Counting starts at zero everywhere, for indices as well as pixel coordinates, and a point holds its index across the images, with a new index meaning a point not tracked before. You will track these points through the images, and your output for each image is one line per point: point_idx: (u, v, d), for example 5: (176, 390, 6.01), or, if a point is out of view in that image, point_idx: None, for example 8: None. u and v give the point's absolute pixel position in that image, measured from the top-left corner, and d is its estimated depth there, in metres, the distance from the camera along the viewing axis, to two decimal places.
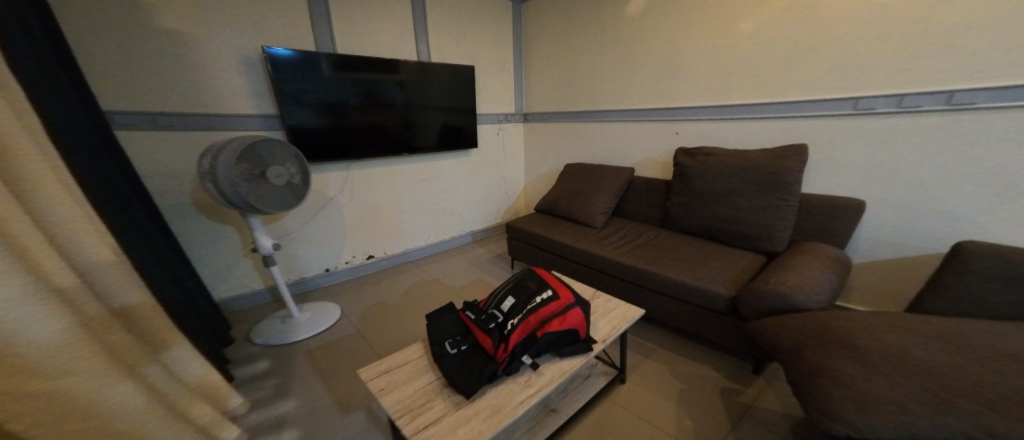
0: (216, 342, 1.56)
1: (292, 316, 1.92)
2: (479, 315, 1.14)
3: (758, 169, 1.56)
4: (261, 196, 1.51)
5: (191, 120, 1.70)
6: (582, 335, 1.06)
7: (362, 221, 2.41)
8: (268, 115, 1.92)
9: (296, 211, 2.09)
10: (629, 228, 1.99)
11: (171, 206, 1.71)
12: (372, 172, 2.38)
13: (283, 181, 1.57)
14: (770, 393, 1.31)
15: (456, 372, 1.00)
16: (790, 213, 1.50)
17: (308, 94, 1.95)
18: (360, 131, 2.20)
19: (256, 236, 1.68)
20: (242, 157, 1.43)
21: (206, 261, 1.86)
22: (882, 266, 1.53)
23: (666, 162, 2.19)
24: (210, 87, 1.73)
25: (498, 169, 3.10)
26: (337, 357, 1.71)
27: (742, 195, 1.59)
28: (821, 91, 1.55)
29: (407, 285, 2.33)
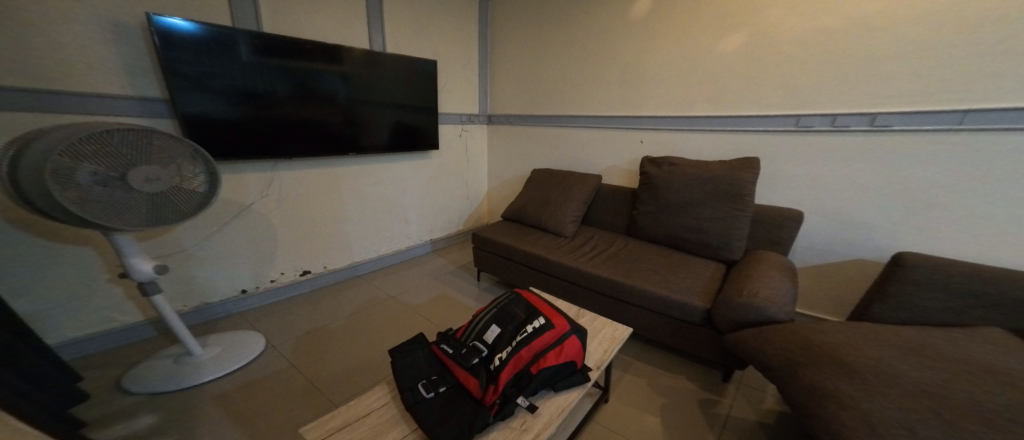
0: (49, 402, 1.15)
1: (191, 353, 1.52)
2: (459, 349, 0.98)
3: (717, 181, 1.62)
4: (109, 205, 1.15)
5: (17, 97, 1.27)
6: (579, 365, 0.99)
7: (296, 231, 2.06)
8: (149, 98, 1.51)
9: (191, 223, 1.67)
10: (599, 237, 1.99)
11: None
12: (306, 174, 2.03)
13: (143, 184, 1.21)
14: (747, 401, 1.37)
15: (437, 423, 0.83)
16: (744, 222, 1.58)
17: (218, 80, 1.60)
18: (290, 126, 1.86)
19: (128, 259, 1.32)
20: (92, 153, 1.10)
21: (36, 290, 1.40)
22: (821, 271, 1.68)
23: (631, 171, 2.23)
24: (48, 56, 1.30)
25: (457, 173, 2.91)
26: (252, 401, 1.39)
27: (703, 205, 1.64)
28: (770, 108, 1.67)
29: (355, 304, 2.03)
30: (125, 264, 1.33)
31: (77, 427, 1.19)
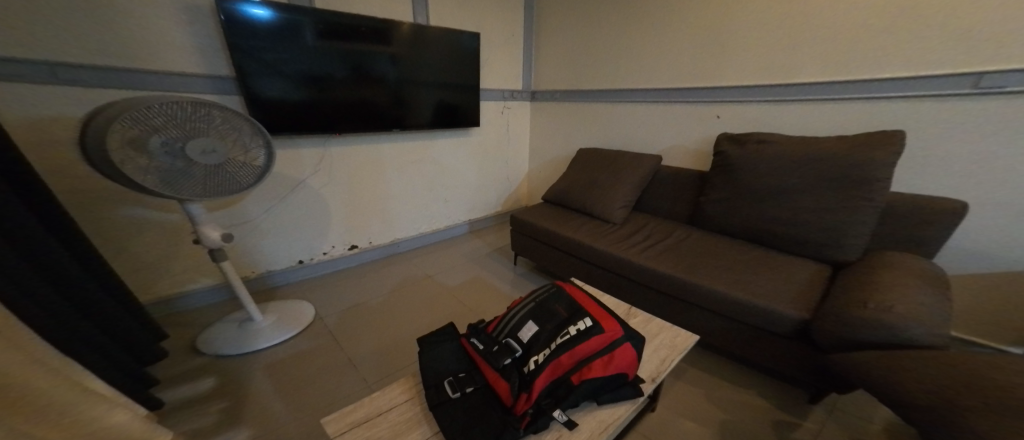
0: (131, 360, 1.25)
1: (251, 320, 1.61)
2: (490, 346, 0.86)
3: (827, 163, 1.27)
4: (174, 176, 1.20)
5: (107, 76, 1.35)
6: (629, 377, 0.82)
7: (346, 207, 2.08)
8: (220, 77, 1.56)
9: (256, 195, 1.74)
10: (655, 226, 1.73)
11: (69, 186, 1.37)
12: (354, 150, 2.02)
13: (201, 155, 1.22)
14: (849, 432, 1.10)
15: (460, 430, 0.73)
16: (871, 215, 1.20)
17: (289, 65, 1.64)
18: (348, 109, 1.87)
19: (199, 226, 1.36)
20: (152, 125, 1.11)
21: (134, 253, 1.55)
22: (976, 279, 1.32)
23: (700, 149, 1.92)
24: (132, 35, 1.37)
25: (498, 153, 2.80)
26: (300, 371, 1.43)
27: (800, 192, 1.32)
28: (931, 67, 1.25)
29: (394, 281, 2.04)
30: (197, 230, 1.37)
31: (149, 385, 1.28)
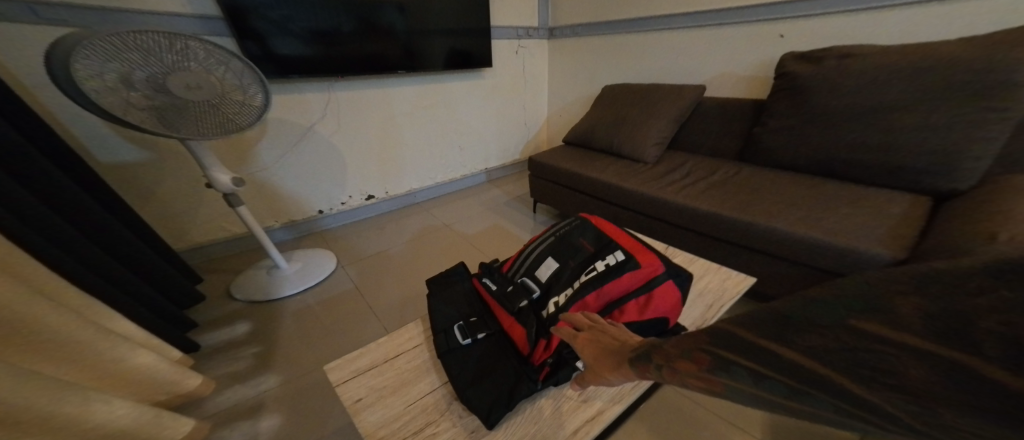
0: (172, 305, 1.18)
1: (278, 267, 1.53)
2: (505, 288, 0.78)
3: (949, 67, 0.98)
4: (161, 114, 1.06)
5: (88, 17, 1.20)
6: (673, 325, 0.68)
7: (359, 157, 1.98)
8: (208, 17, 1.40)
9: (269, 142, 1.65)
10: (695, 163, 1.52)
11: (71, 123, 1.24)
12: (362, 93, 1.88)
13: (191, 92, 1.09)
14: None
15: (468, 379, 0.65)
16: (1001, 133, 0.93)
17: (296, 23, 1.53)
18: (360, 68, 1.76)
19: (207, 169, 1.24)
20: (130, 57, 0.96)
21: (162, 200, 1.46)
22: None
23: (754, 76, 1.63)
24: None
25: (516, 97, 2.58)
26: (327, 318, 1.36)
27: (903, 109, 1.04)
28: None
29: (413, 231, 1.96)
30: (206, 173, 1.26)
31: (185, 328, 1.22)
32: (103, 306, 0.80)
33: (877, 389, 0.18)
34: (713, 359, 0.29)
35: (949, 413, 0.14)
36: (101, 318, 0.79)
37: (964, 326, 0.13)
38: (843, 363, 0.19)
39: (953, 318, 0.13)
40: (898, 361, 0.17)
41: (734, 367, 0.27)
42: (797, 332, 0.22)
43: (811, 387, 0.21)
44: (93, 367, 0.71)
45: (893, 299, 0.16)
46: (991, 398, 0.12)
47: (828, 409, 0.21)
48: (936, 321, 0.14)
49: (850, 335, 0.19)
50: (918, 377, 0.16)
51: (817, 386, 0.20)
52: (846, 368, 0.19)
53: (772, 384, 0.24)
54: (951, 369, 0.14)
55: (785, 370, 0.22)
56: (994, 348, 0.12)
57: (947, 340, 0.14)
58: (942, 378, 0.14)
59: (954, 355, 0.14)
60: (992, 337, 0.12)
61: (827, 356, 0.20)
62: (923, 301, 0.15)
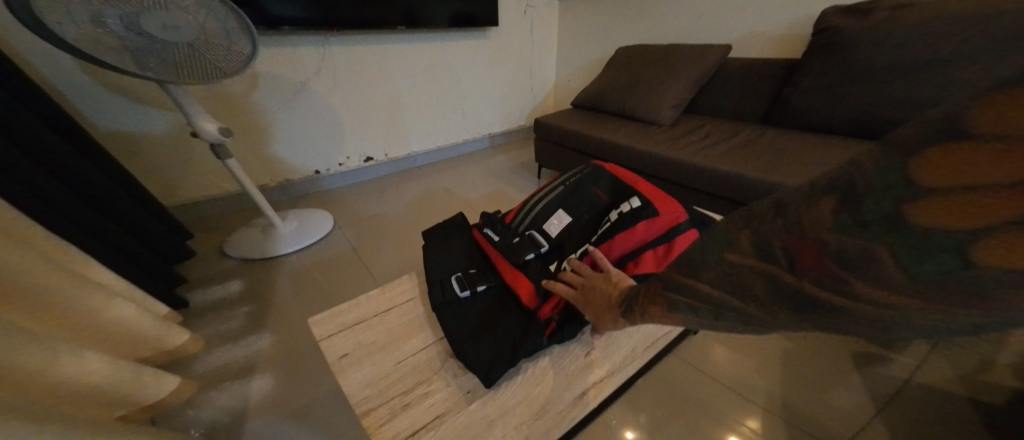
0: (160, 261, 1.14)
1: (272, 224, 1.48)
2: (510, 239, 0.74)
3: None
4: (135, 55, 0.96)
5: None
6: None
7: (356, 117, 1.89)
8: None
9: (263, 95, 1.56)
10: (714, 126, 1.42)
11: (44, 66, 1.14)
12: (359, 50, 1.75)
13: (168, 34, 0.98)
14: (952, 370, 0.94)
15: (465, 334, 0.60)
16: None
17: None
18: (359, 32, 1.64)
19: (189, 114, 1.16)
20: None
21: (147, 154, 1.39)
22: None
23: (787, 35, 1.49)
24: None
25: (523, 60, 2.44)
26: (326, 278, 1.33)
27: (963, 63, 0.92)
28: None
29: (414, 195, 1.90)
30: (189, 120, 1.18)
31: (175, 285, 1.18)
32: (82, 254, 0.76)
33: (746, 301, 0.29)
34: (665, 301, 0.39)
35: (778, 309, 0.27)
36: (79, 266, 0.75)
37: (770, 256, 0.28)
38: (731, 292, 0.31)
39: (766, 254, 0.28)
40: (741, 275, 0.30)
41: (679, 306, 0.37)
42: (703, 269, 0.34)
43: (722, 310, 0.32)
44: (69, 322, 0.67)
45: (741, 255, 0.30)
46: (788, 291, 0.27)
47: (735, 323, 0.32)
48: (756, 257, 0.29)
49: (727, 264, 0.31)
50: (763, 291, 0.28)
51: (725, 310, 0.32)
52: (731, 293, 0.31)
53: (701, 313, 0.35)
54: (778, 284, 0.27)
55: (704, 301, 0.34)
56: (783, 257, 0.27)
57: (766, 260, 0.28)
58: (770, 290, 0.28)
59: (760, 273, 0.29)
60: (789, 264, 0.27)
61: (716, 288, 0.32)
62: (748, 249, 0.30)
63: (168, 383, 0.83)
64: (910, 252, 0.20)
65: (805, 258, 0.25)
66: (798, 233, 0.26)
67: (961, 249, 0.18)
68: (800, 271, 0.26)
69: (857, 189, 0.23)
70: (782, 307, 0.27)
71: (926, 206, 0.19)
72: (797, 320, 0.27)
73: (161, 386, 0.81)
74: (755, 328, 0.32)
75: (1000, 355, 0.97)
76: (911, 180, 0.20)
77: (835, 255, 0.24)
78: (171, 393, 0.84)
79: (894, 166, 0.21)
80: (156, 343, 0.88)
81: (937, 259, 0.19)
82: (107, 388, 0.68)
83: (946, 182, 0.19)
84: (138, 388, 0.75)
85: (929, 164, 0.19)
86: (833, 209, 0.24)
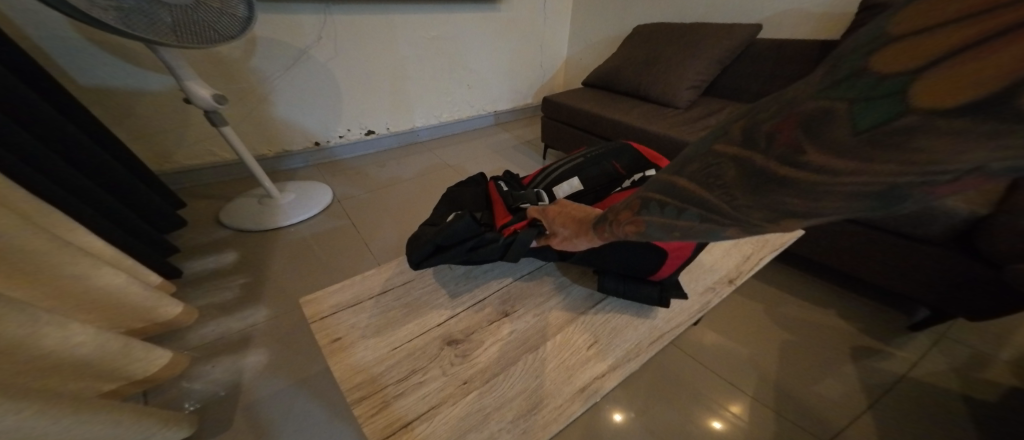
0: (150, 229, 1.11)
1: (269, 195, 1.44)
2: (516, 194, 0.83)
3: None
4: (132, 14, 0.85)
5: None
6: (665, 260, 0.64)
7: (359, 87, 1.81)
8: None
9: (261, 60, 1.49)
10: (734, 110, 1.35)
11: (25, 20, 1.06)
12: (365, 16, 1.66)
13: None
14: (948, 362, 0.91)
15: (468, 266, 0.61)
16: None
17: None
18: None
19: (182, 80, 1.08)
20: None
21: (139, 117, 1.34)
22: None
23: (826, 14, 1.39)
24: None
25: (534, 34, 2.32)
26: (325, 250, 1.30)
27: None
28: None
29: (416, 170, 1.84)
30: (182, 87, 1.11)
31: (167, 255, 1.16)
32: (68, 219, 0.73)
33: (714, 188, 0.34)
34: (640, 204, 0.44)
35: (738, 192, 0.31)
36: (64, 230, 0.72)
37: (753, 141, 0.30)
38: (706, 181, 0.34)
39: (749, 140, 0.31)
40: (719, 163, 0.33)
41: (651, 203, 0.41)
42: (688, 163, 0.37)
43: (690, 205, 0.36)
44: (56, 289, 0.65)
45: (728, 143, 0.33)
46: (754, 172, 0.30)
47: (693, 220, 0.37)
48: (739, 145, 0.32)
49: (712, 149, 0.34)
50: (729, 178, 0.32)
51: (693, 202, 0.36)
52: (704, 183, 0.35)
53: (669, 209, 0.39)
54: (743, 166, 0.31)
55: (676, 197, 0.38)
56: (762, 139, 0.30)
57: (743, 145, 0.31)
58: (738, 173, 0.31)
59: (737, 159, 0.31)
60: (766, 145, 0.30)
61: (695, 181, 0.35)
62: (736, 136, 0.32)
63: (161, 355, 0.81)
64: (865, 103, 0.24)
65: (781, 135, 0.28)
66: (784, 113, 0.29)
67: (905, 93, 0.23)
68: (771, 151, 0.29)
69: (839, 59, 0.27)
70: (742, 188, 0.31)
71: (885, 55, 0.24)
72: (754, 206, 0.31)
73: (152, 356, 0.79)
74: (713, 227, 0.36)
75: (1000, 347, 0.93)
76: (895, 35, 0.24)
77: (805, 123, 0.27)
78: (165, 367, 0.82)
79: (881, 34, 0.24)
80: (144, 314, 0.85)
81: (888, 106, 0.24)
82: (90, 359, 0.65)
83: (925, 22, 0.23)
84: (128, 360, 0.73)
85: (914, 14, 0.23)
86: (824, 76, 0.27)
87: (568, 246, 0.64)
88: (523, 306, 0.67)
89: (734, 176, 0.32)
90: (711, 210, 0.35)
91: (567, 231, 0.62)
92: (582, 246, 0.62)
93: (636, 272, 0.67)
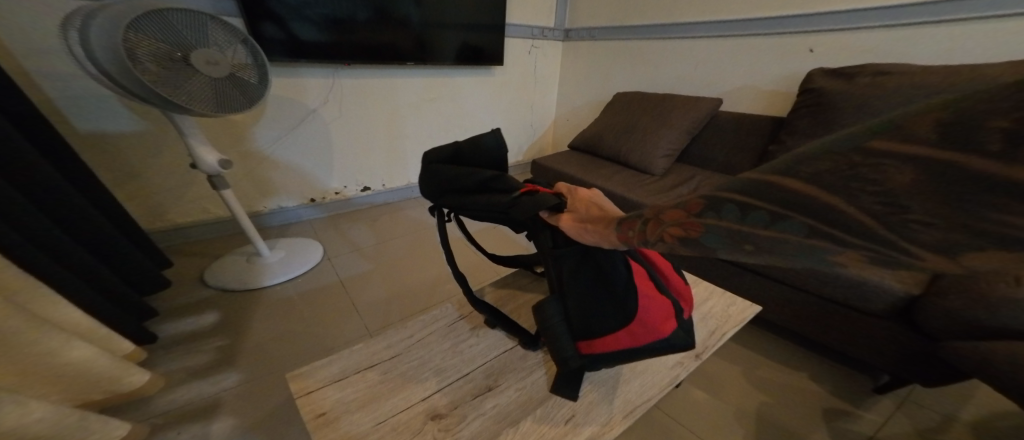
0: (133, 292, 1.12)
1: (259, 254, 1.46)
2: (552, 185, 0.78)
3: None
4: (185, 89, 0.96)
5: None
6: (616, 333, 0.60)
7: (358, 144, 1.91)
8: None
9: (267, 123, 1.59)
10: (703, 178, 1.47)
11: (56, 94, 1.18)
12: (368, 81, 1.81)
13: (215, 71, 1.01)
14: (916, 426, 0.93)
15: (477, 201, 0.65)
16: None
17: (310, 7, 1.47)
18: (369, 55, 1.70)
19: (192, 147, 1.16)
20: (145, 33, 0.85)
21: (146, 179, 1.41)
22: None
23: (777, 92, 1.58)
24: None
25: (524, 98, 2.53)
26: (308, 311, 1.30)
27: None
28: None
29: (406, 226, 1.90)
30: (191, 154, 1.18)
31: (148, 317, 1.16)
32: (50, 292, 0.74)
33: (864, 197, 0.25)
34: (705, 201, 0.35)
35: (921, 200, 0.23)
36: (43, 303, 0.72)
37: (969, 140, 0.20)
38: (849, 190, 0.26)
39: (961, 138, 0.20)
40: (881, 167, 0.24)
41: (726, 205, 0.33)
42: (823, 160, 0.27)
43: (796, 214, 0.29)
44: (41, 354, 0.66)
45: (905, 140, 0.23)
46: (955, 180, 0.21)
47: (798, 230, 0.29)
48: (941, 144, 0.21)
49: (871, 146, 0.24)
50: (898, 185, 0.24)
51: (819, 216, 0.28)
52: (840, 190, 0.26)
53: (755, 215, 0.31)
54: (927, 170, 0.22)
55: (779, 202, 0.29)
56: (993, 141, 0.19)
57: (950, 145, 0.21)
58: (919, 180, 0.23)
59: (932, 160, 0.22)
60: (998, 147, 0.19)
61: (827, 186, 0.27)
62: (932, 136, 0.22)
63: (122, 426, 0.78)
64: None
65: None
66: None
67: None
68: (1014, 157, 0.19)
69: None
70: (923, 198, 0.23)
71: None
72: (932, 220, 0.23)
73: (112, 428, 0.76)
74: (846, 242, 0.28)
75: (962, 410, 0.97)
76: None
77: None
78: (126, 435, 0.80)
79: None
80: (110, 386, 0.83)
81: None
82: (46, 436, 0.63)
83: None
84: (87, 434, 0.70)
85: None
86: None
87: (576, 233, 0.58)
88: (506, 380, 0.69)
89: (906, 181, 0.23)
90: (832, 226, 0.28)
91: (589, 219, 0.58)
92: (587, 240, 0.57)
93: (589, 328, 0.61)
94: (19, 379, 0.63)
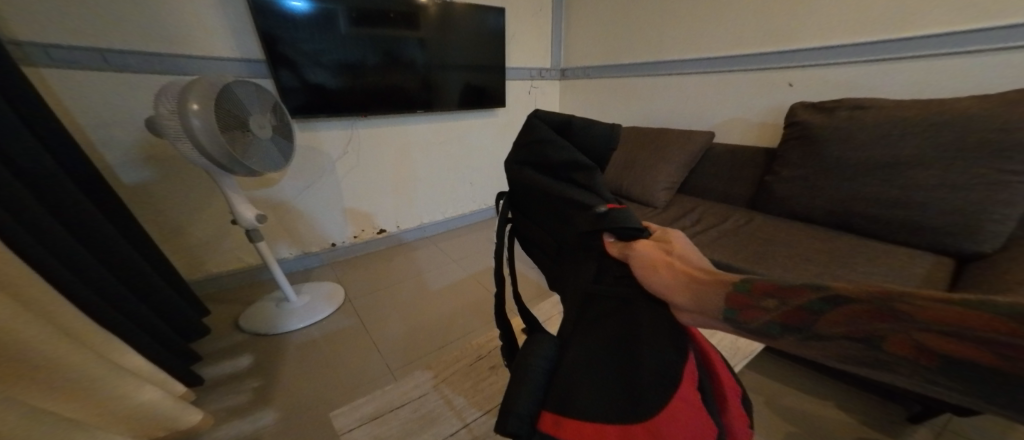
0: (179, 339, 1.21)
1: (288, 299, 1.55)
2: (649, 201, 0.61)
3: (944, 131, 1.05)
4: (247, 151, 1.11)
5: (146, 61, 1.32)
6: (602, 423, 0.41)
7: (374, 188, 2.05)
8: (252, 59, 1.53)
9: (293, 174, 1.74)
10: (704, 209, 1.55)
11: (115, 161, 1.34)
12: (382, 130, 1.97)
13: (269, 133, 1.16)
14: None
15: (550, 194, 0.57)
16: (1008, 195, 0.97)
17: (325, 55, 1.64)
18: (379, 97, 1.86)
19: (233, 204, 1.28)
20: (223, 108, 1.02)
21: (188, 234, 1.54)
22: None
23: (763, 124, 1.69)
24: (163, 15, 1.31)
25: None
26: (334, 351, 1.36)
27: (917, 164, 1.08)
28: None
29: (422, 265, 1.98)
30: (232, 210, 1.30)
31: (191, 361, 1.23)
32: (118, 340, 0.82)
33: None
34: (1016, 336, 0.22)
35: None
36: (113, 350, 0.81)
37: None
38: None
39: None
40: None
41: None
42: None
43: None
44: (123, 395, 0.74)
45: None
46: None
47: None
48: None
49: None
50: None
51: None
52: None
53: None
54: None
55: None
56: None
57: None
58: None
59: None
60: None
61: None
62: None
63: None
64: None
65: None
66: None
67: None
68: None
69: None
70: None
71: None
72: None
73: None
74: None
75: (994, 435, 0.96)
76: None
77: None
78: None
79: None
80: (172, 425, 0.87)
81: None
82: None
83: None
84: None
85: None
86: None
87: (647, 274, 0.46)
88: None
89: None
90: None
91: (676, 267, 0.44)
92: (658, 289, 0.44)
93: (569, 396, 0.44)
94: (100, 421, 0.69)
